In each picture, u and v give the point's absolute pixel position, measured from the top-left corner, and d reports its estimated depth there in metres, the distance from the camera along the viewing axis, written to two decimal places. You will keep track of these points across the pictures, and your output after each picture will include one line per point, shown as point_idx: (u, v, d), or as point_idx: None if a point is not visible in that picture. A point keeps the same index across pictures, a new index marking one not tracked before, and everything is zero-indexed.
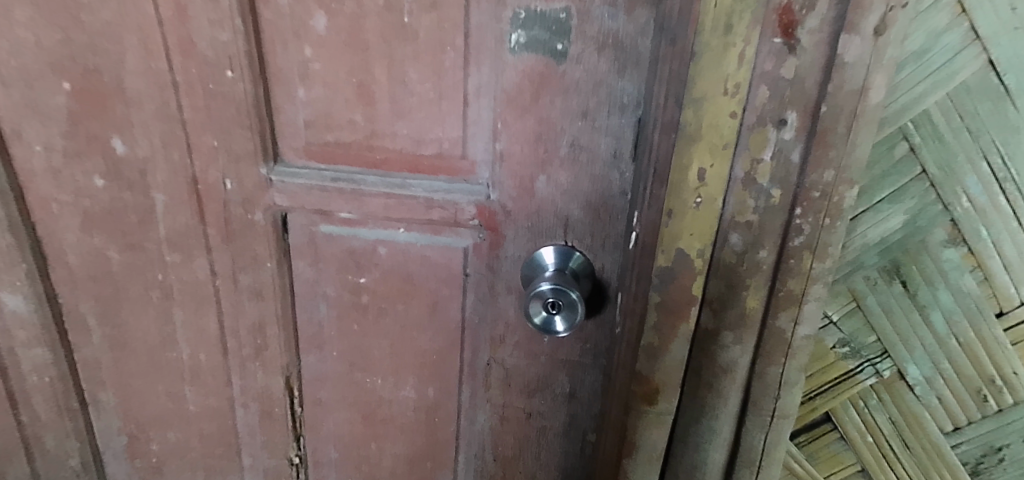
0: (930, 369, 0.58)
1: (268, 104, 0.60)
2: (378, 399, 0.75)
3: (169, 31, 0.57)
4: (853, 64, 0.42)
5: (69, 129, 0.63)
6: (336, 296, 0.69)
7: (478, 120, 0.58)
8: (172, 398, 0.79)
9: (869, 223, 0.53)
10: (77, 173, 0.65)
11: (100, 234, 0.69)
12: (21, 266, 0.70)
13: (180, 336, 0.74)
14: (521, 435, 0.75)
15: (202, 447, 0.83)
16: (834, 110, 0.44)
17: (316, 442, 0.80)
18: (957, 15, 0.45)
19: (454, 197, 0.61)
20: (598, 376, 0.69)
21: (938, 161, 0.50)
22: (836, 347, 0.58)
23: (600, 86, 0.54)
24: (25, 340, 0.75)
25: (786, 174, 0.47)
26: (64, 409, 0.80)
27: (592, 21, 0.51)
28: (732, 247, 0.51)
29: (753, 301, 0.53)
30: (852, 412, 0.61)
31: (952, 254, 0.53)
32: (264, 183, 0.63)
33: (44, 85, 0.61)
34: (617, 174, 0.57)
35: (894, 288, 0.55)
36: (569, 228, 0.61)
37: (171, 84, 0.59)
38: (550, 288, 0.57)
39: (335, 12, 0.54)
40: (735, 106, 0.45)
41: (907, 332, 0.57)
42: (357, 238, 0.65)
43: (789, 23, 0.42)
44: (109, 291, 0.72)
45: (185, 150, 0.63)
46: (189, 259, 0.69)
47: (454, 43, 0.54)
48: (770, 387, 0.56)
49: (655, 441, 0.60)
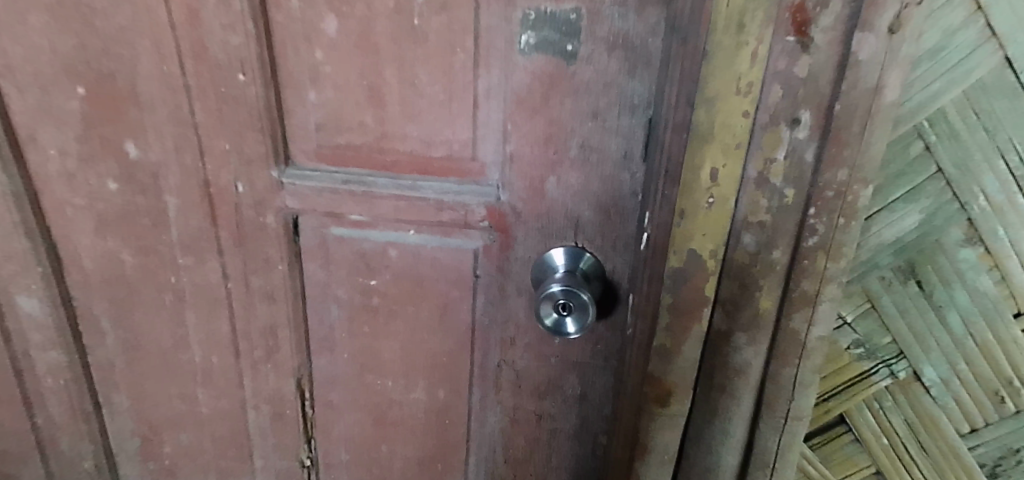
0: (947, 370, 0.57)
1: (280, 107, 0.60)
2: (389, 401, 0.75)
3: (181, 35, 0.57)
4: (868, 62, 0.42)
5: (82, 133, 0.64)
6: (347, 298, 0.69)
7: (488, 121, 0.57)
8: (184, 400, 0.80)
9: (885, 222, 0.52)
10: (90, 177, 0.66)
11: (113, 238, 0.69)
12: (36, 269, 0.71)
13: (192, 338, 0.75)
14: (532, 437, 0.74)
15: (215, 449, 0.83)
16: (848, 108, 0.44)
17: (327, 444, 0.80)
18: (973, 11, 0.45)
19: (464, 198, 0.61)
20: (609, 378, 0.69)
21: (954, 159, 0.49)
22: (850, 348, 0.58)
23: (610, 87, 0.53)
24: (41, 343, 0.75)
25: (799, 174, 0.47)
26: (78, 411, 0.80)
27: (603, 21, 0.51)
28: (745, 247, 0.50)
29: (767, 302, 0.52)
30: (867, 413, 0.61)
31: (968, 253, 0.52)
32: (276, 185, 0.63)
33: (58, 90, 0.62)
34: (627, 174, 0.57)
35: (910, 288, 0.54)
36: (579, 229, 0.61)
37: (183, 88, 0.60)
38: (561, 289, 0.57)
39: (345, 15, 0.55)
40: (748, 106, 0.45)
41: (923, 333, 0.56)
42: (368, 240, 0.65)
43: (802, 21, 0.42)
44: (122, 294, 0.73)
45: (198, 154, 0.63)
46: (202, 262, 0.69)
47: (464, 45, 0.54)
48: (784, 389, 0.56)
49: (667, 443, 0.60)
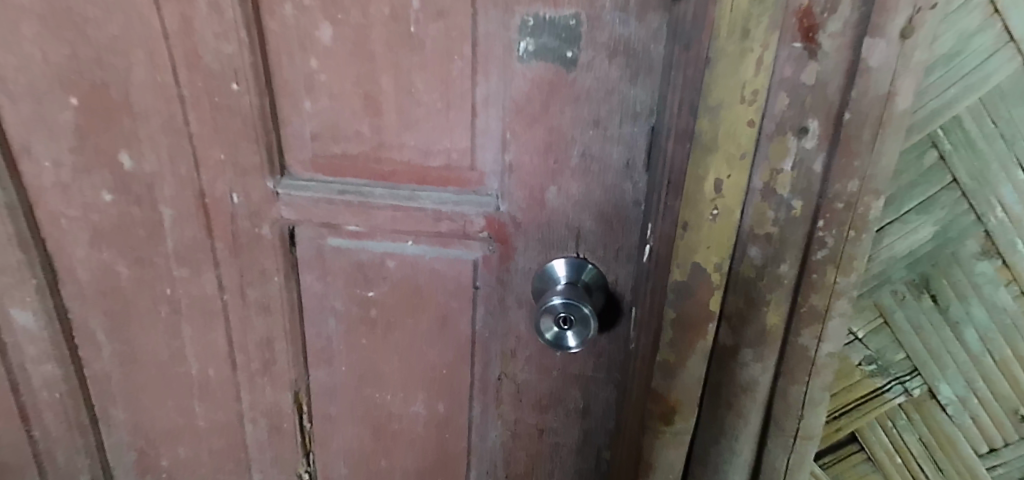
0: (963, 387, 0.55)
1: (275, 116, 0.59)
2: (387, 414, 0.74)
3: (175, 44, 0.56)
4: (879, 68, 0.40)
5: (77, 144, 0.63)
6: (344, 309, 0.68)
7: (487, 130, 0.56)
8: (182, 413, 0.78)
9: (897, 234, 0.50)
10: (85, 188, 0.65)
11: (108, 249, 0.68)
12: (31, 281, 0.70)
13: (189, 351, 0.74)
14: (534, 452, 0.73)
15: (212, 462, 0.82)
16: (859, 117, 0.42)
17: (326, 458, 0.79)
18: (989, 15, 0.43)
19: (463, 208, 0.59)
20: (612, 391, 0.67)
21: (969, 169, 0.48)
22: (861, 364, 0.56)
23: (612, 94, 0.52)
24: (36, 356, 0.74)
25: (807, 184, 0.45)
26: (75, 424, 0.79)
27: (603, 27, 0.49)
28: (751, 260, 0.49)
29: (774, 317, 0.50)
30: (880, 432, 0.59)
31: (985, 267, 0.50)
32: (272, 196, 0.62)
33: (52, 100, 0.61)
34: (629, 184, 0.56)
35: (924, 303, 0.52)
36: (581, 239, 0.59)
37: (177, 97, 0.59)
38: (562, 302, 0.55)
39: (340, 23, 0.53)
40: (753, 114, 0.44)
41: (938, 349, 0.54)
42: (365, 251, 0.64)
43: (810, 26, 0.40)
44: (118, 305, 0.72)
45: (192, 164, 0.62)
46: (197, 273, 0.68)
47: (461, 52, 0.53)
48: (794, 406, 0.54)
49: (672, 461, 0.58)
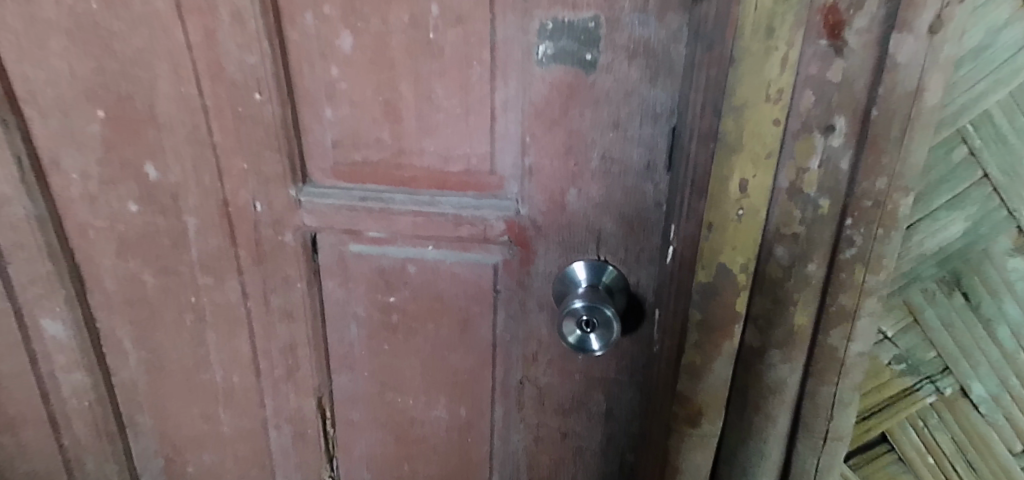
0: (996, 385, 0.54)
1: (297, 125, 0.59)
2: (410, 419, 0.74)
3: (198, 55, 0.57)
4: (908, 64, 0.40)
5: (103, 156, 0.64)
6: (366, 315, 0.68)
7: (506, 134, 0.56)
8: (206, 420, 0.79)
9: (927, 231, 0.49)
10: (111, 199, 0.66)
11: (134, 259, 0.69)
12: (60, 291, 0.71)
13: (213, 359, 0.74)
14: (557, 456, 0.72)
15: (237, 468, 0.83)
16: (887, 114, 0.42)
17: (349, 464, 0.79)
18: (1017, 9, 0.43)
19: (483, 213, 0.59)
20: (635, 394, 0.66)
21: (1000, 163, 0.47)
22: (891, 363, 0.55)
23: (631, 95, 0.52)
24: (66, 365, 0.76)
25: (834, 183, 0.45)
26: (103, 432, 0.80)
27: (623, 29, 0.49)
28: (778, 260, 0.48)
29: (802, 317, 0.50)
30: (911, 432, 0.58)
31: (1017, 263, 0.50)
32: (294, 204, 0.63)
33: (79, 113, 0.62)
34: (650, 185, 0.55)
35: (954, 300, 0.52)
36: (601, 242, 0.59)
37: (201, 108, 0.59)
38: (584, 305, 0.55)
39: (360, 31, 0.54)
40: (779, 113, 0.43)
41: (969, 347, 0.53)
42: (386, 257, 0.64)
43: (835, 24, 0.40)
44: (144, 314, 0.73)
45: (216, 174, 0.63)
46: (221, 282, 0.69)
47: (481, 58, 0.53)
48: (823, 408, 0.53)
49: (699, 465, 0.58)
